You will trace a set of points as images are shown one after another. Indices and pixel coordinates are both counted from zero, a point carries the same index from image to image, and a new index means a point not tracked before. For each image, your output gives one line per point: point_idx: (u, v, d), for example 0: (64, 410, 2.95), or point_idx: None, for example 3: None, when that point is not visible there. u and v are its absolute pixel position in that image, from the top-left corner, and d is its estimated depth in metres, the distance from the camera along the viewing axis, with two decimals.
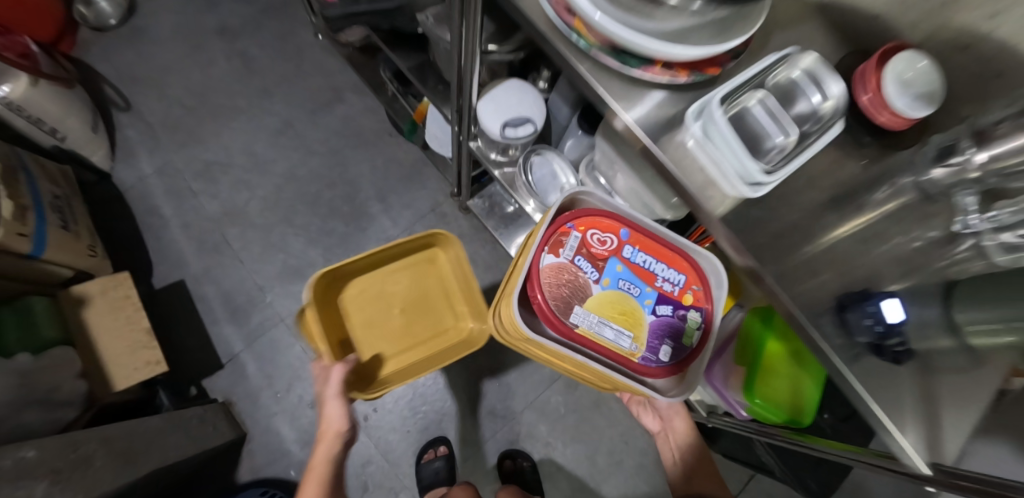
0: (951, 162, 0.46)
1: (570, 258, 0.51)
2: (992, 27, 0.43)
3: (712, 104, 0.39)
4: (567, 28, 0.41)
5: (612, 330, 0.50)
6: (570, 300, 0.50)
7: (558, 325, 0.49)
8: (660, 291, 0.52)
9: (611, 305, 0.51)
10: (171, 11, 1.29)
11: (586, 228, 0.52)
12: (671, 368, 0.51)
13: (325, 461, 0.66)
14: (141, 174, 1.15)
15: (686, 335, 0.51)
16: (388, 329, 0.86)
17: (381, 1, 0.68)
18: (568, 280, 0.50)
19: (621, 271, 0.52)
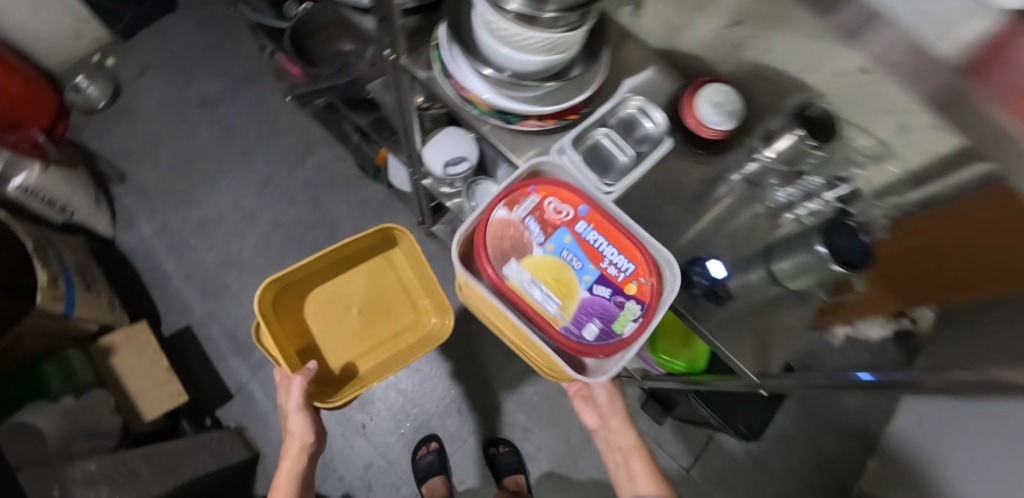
0: (757, 158, 0.63)
1: (519, 217, 0.54)
2: (768, 61, 0.61)
3: (564, 143, 0.59)
4: (465, 101, 0.59)
5: (542, 293, 0.52)
6: (507, 253, 0.53)
7: (489, 271, 0.53)
8: (603, 271, 0.53)
9: (548, 269, 0.53)
10: (155, 89, 1.45)
11: (545, 195, 0.55)
12: (595, 348, 0.53)
13: (289, 472, 0.77)
14: (142, 236, 1.29)
15: (618, 320, 0.53)
16: (348, 327, 1.01)
17: (337, 78, 0.87)
18: (511, 236, 0.54)
19: (568, 242, 0.54)
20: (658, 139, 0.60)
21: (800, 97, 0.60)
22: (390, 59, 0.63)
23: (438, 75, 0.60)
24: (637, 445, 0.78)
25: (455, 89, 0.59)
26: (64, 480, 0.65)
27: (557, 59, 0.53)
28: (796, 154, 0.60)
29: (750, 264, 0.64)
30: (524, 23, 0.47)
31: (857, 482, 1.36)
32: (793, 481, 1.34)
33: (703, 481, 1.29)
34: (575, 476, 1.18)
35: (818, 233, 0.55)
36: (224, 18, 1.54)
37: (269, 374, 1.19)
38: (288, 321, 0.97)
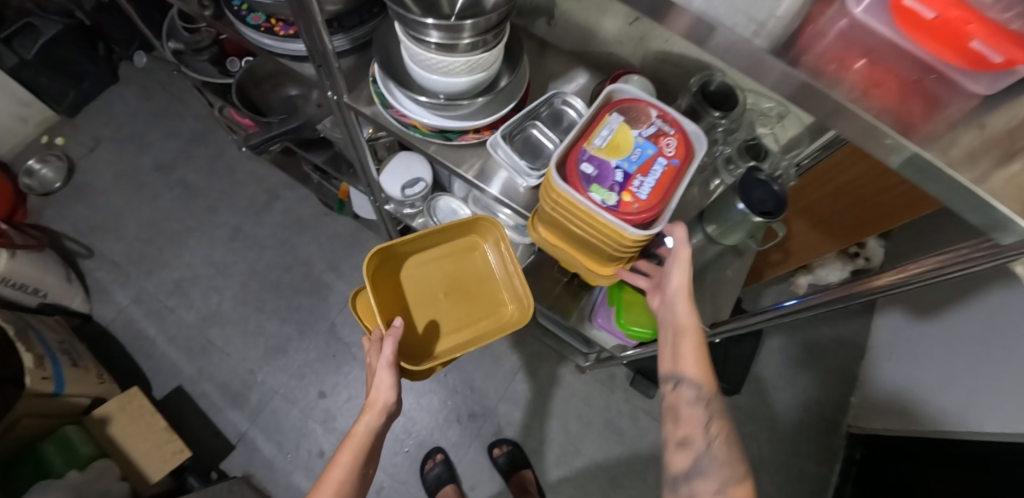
0: None
1: (655, 119, 0.51)
2: (670, 47, 0.68)
3: (498, 137, 0.62)
4: (408, 126, 0.65)
5: (603, 133, 0.50)
6: (625, 114, 0.52)
7: (607, 108, 0.53)
8: (631, 175, 0.48)
9: (621, 138, 0.50)
10: (109, 161, 1.46)
11: (680, 135, 0.51)
12: (574, 180, 0.49)
13: (363, 430, 0.61)
14: (119, 306, 1.30)
15: (602, 188, 0.49)
16: (431, 311, 0.80)
17: (288, 123, 0.91)
18: (639, 114, 0.52)
19: (647, 151, 0.49)
20: None
21: (701, 74, 0.66)
22: (334, 99, 0.68)
23: (379, 107, 0.66)
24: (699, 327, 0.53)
25: (397, 118, 0.65)
26: None
27: (481, 77, 0.59)
28: (707, 126, 0.66)
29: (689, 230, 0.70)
30: (446, 51, 0.53)
31: (845, 418, 1.44)
32: (785, 428, 1.42)
33: None
34: (581, 462, 1.23)
35: (735, 192, 0.62)
36: (168, 82, 1.57)
37: (268, 418, 1.21)
38: (385, 287, 0.78)
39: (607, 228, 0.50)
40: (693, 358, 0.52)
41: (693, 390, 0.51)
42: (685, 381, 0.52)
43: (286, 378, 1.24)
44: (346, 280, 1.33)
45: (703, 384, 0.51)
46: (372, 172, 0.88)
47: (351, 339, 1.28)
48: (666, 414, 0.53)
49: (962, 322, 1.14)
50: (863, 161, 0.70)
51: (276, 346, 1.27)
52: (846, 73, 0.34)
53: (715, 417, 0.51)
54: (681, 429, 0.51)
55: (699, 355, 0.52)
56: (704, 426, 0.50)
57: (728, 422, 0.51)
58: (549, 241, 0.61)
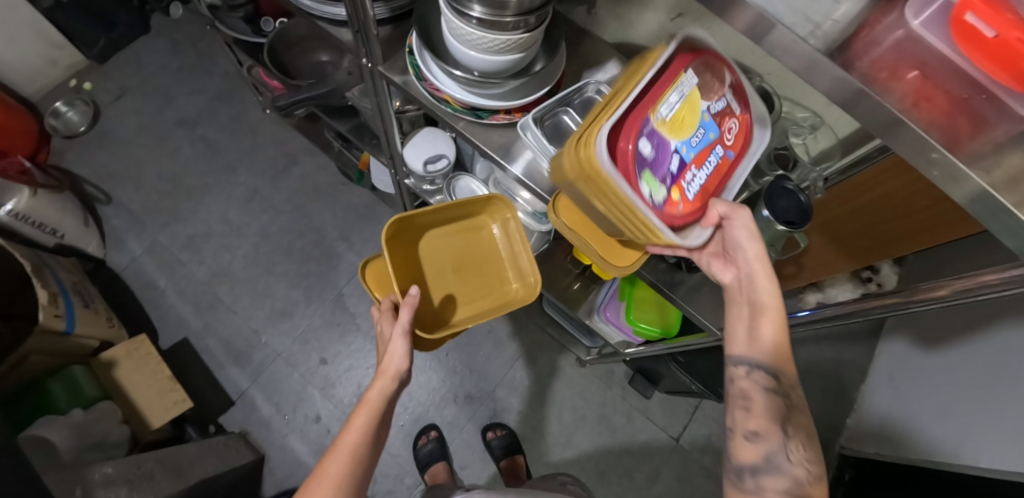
0: None
1: (719, 96, 0.48)
2: (710, 48, 0.67)
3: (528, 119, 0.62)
4: (440, 100, 0.65)
5: (666, 103, 0.42)
6: (684, 74, 0.43)
7: (678, 60, 0.43)
8: (688, 165, 0.46)
9: (681, 118, 0.44)
10: (134, 111, 1.48)
11: (723, 114, 0.48)
12: (629, 164, 0.41)
13: (377, 395, 0.60)
14: (133, 254, 1.32)
15: (656, 179, 0.43)
16: (444, 282, 0.80)
17: (317, 87, 0.91)
18: (707, 85, 0.46)
19: (702, 134, 0.46)
20: None
21: (739, 77, 0.65)
22: (368, 67, 0.68)
23: (414, 80, 0.66)
24: (780, 315, 0.51)
25: (430, 91, 0.65)
26: (85, 483, 0.72)
27: (519, 58, 0.58)
28: None
29: None
30: (488, 28, 0.52)
31: (838, 438, 1.45)
32: None
33: None
34: (571, 453, 1.24)
35: (761, 199, 0.61)
36: (198, 38, 1.58)
37: (268, 379, 1.23)
38: (399, 254, 0.78)
39: (643, 222, 0.45)
40: (773, 343, 0.50)
41: (767, 378, 0.49)
42: (759, 365, 0.50)
43: (290, 342, 1.26)
44: (356, 251, 1.34)
45: (779, 373, 0.49)
46: (396, 144, 0.88)
47: (357, 310, 1.29)
48: (735, 401, 0.50)
49: (968, 356, 1.13)
50: (904, 178, 0.63)
51: (282, 310, 1.28)
52: (898, 83, 0.33)
53: (792, 408, 0.48)
54: (754, 421, 0.48)
55: (776, 334, 0.50)
56: (780, 423, 0.47)
57: (803, 420, 0.48)
58: (567, 226, 0.59)
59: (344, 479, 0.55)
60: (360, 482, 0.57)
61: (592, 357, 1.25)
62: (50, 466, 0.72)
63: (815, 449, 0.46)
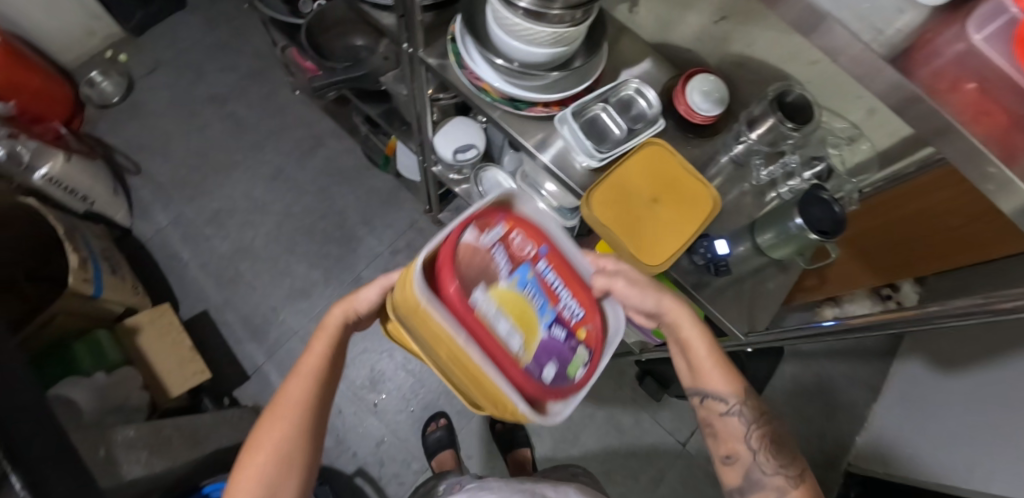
0: (742, 141, 0.68)
1: (486, 242, 0.49)
2: (752, 52, 0.67)
3: (566, 113, 0.62)
4: (479, 89, 0.65)
5: (506, 326, 0.47)
6: (475, 279, 0.47)
7: (451, 298, 0.45)
8: (558, 312, 0.50)
9: (512, 302, 0.47)
10: (167, 85, 1.50)
11: (512, 227, 0.51)
12: (548, 392, 0.49)
13: (335, 322, 0.58)
14: (158, 225, 1.34)
15: (572, 365, 0.50)
16: None
17: (352, 70, 0.91)
18: (478, 263, 0.48)
19: (531, 278, 0.49)
20: (652, 120, 0.65)
21: (779, 84, 0.64)
22: (408, 52, 0.69)
23: (454, 67, 0.66)
24: (712, 343, 0.56)
25: (470, 79, 0.65)
26: (109, 444, 0.74)
27: (562, 51, 0.58)
28: (777, 136, 0.65)
29: (736, 237, 0.69)
30: (534, 20, 0.52)
31: (845, 456, 1.43)
32: None
33: None
34: (577, 451, 1.25)
35: (795, 206, 0.60)
36: (233, 16, 1.60)
37: (283, 356, 1.25)
38: None
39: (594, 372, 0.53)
40: (715, 374, 0.55)
41: (722, 404, 0.55)
42: (711, 395, 0.56)
43: (307, 321, 1.27)
44: (376, 236, 1.35)
45: (730, 396, 0.55)
46: (427, 131, 0.89)
47: None
48: (705, 429, 0.58)
49: (987, 382, 1.11)
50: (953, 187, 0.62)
51: (301, 288, 1.30)
52: (958, 97, 0.33)
53: (752, 422, 0.55)
54: (726, 442, 0.56)
55: (713, 366, 0.56)
56: (745, 441, 0.55)
57: (764, 425, 0.55)
58: (599, 221, 0.60)
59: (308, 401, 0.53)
60: (322, 411, 0.55)
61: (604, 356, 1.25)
62: (76, 424, 0.74)
63: (781, 446, 0.54)
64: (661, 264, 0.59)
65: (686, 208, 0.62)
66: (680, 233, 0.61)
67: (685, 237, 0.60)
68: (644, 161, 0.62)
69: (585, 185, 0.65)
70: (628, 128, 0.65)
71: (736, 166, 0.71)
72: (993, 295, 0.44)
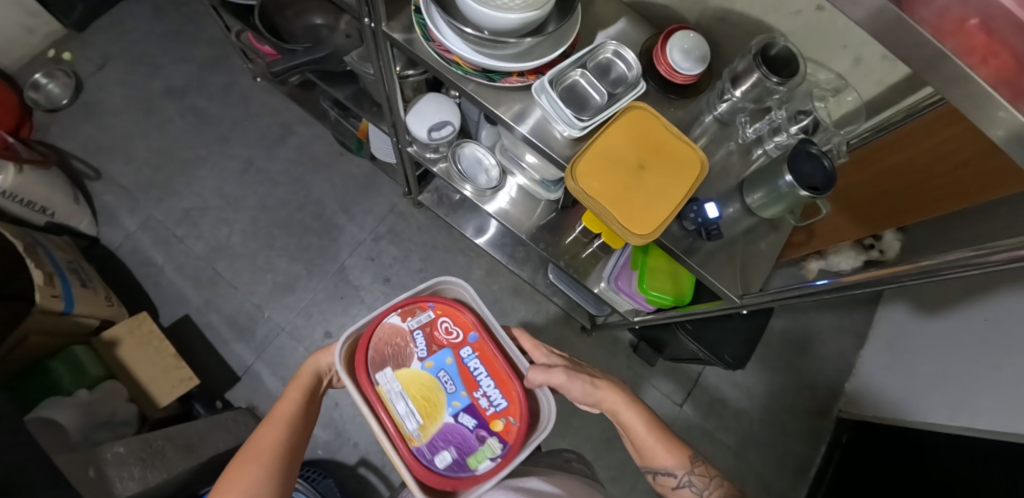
0: (727, 99, 0.65)
1: (410, 327, 0.61)
2: (731, 4, 0.64)
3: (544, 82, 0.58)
4: (449, 62, 0.61)
5: (407, 407, 0.57)
6: (387, 359, 0.59)
7: (364, 374, 0.58)
8: (473, 400, 0.59)
9: (419, 386, 0.58)
10: (119, 82, 1.41)
11: (441, 314, 0.62)
12: (443, 478, 0.55)
13: (310, 370, 0.66)
14: (127, 231, 1.29)
15: (474, 455, 0.56)
16: None
17: (313, 51, 0.85)
18: (395, 344, 0.60)
19: (448, 363, 0.60)
20: (633, 82, 0.62)
21: (762, 37, 0.61)
22: (370, 27, 0.64)
23: (421, 41, 0.62)
24: (654, 423, 0.63)
25: (438, 52, 0.61)
26: (98, 463, 0.72)
27: (534, 16, 0.54)
28: (763, 92, 0.62)
29: (725, 198, 0.67)
30: None
31: (835, 403, 1.48)
32: (778, 407, 1.45)
33: (696, 415, 1.41)
34: (577, 421, 1.26)
35: (785, 163, 0.58)
36: (182, 2, 1.49)
37: (273, 354, 1.22)
38: None
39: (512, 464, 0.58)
40: (663, 450, 0.61)
41: (674, 477, 0.60)
42: (662, 471, 0.61)
43: (293, 316, 1.24)
44: (358, 224, 1.31)
45: (681, 466, 0.60)
46: (399, 111, 0.85)
47: (360, 283, 1.27)
48: None
49: (969, 321, 1.14)
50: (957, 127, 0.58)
51: (284, 284, 1.26)
52: (963, 37, 0.30)
53: (704, 491, 0.58)
54: None
55: (655, 444, 0.62)
56: None
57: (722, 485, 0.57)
58: (586, 193, 0.57)
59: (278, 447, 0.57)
60: (290, 462, 0.58)
61: (596, 326, 1.26)
62: (61, 446, 0.71)
63: None
64: (652, 233, 0.57)
65: (673, 172, 0.60)
66: (669, 198, 0.59)
67: (674, 203, 0.58)
68: (628, 126, 0.60)
69: (567, 156, 0.62)
70: (610, 94, 0.62)
71: (721, 125, 0.69)
72: (986, 245, 0.42)
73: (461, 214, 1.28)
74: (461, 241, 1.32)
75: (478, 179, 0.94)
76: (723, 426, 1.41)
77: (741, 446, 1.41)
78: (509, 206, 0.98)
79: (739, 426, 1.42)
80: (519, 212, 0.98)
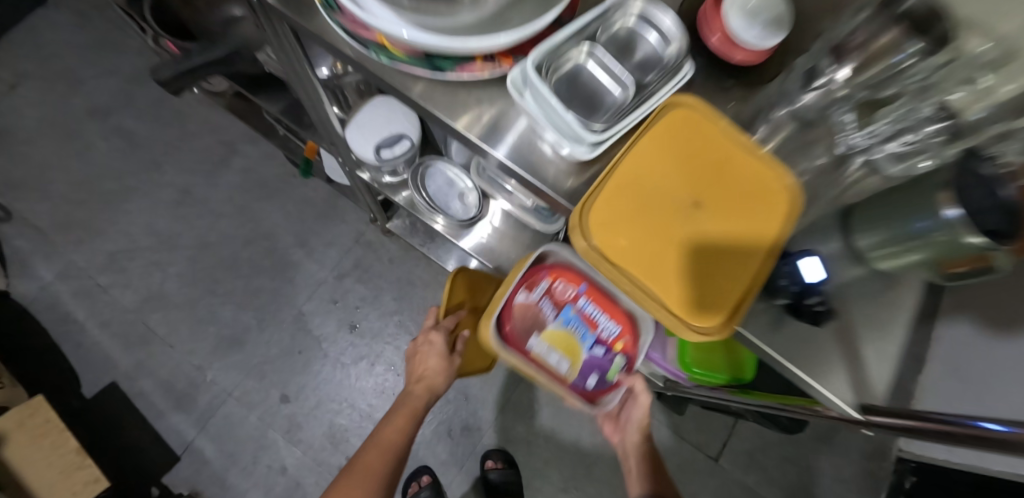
0: (817, 86, 0.42)
1: (535, 297, 0.55)
2: None
3: (528, 68, 0.34)
4: (369, 43, 0.37)
5: (556, 359, 0.54)
6: (526, 328, 0.55)
7: (513, 340, 0.55)
8: (599, 335, 0.55)
9: (560, 337, 0.54)
10: (33, 101, 1.18)
11: (554, 277, 0.55)
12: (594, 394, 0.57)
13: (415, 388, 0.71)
14: (42, 281, 1.06)
15: (609, 371, 0.56)
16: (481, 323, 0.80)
17: (213, 50, 0.62)
18: (528, 314, 0.55)
19: (575, 314, 0.55)
20: (673, 67, 0.38)
21: None
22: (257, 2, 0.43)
23: (323, 13, 0.38)
24: None
25: (350, 30, 0.37)
26: None
27: None
28: (885, 75, 0.39)
29: (815, 238, 0.43)
30: None
31: None
32: (830, 453, 1.22)
33: (734, 468, 1.18)
34: (592, 488, 1.04)
35: (943, 190, 0.35)
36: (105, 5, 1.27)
37: (219, 426, 0.99)
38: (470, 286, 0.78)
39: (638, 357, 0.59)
40: None
41: None
42: None
43: (242, 378, 1.02)
44: (317, 259, 1.08)
45: None
46: (334, 126, 0.62)
47: (322, 332, 1.04)
48: None
49: None
50: None
51: (230, 338, 1.04)
52: None
53: None
54: None
55: None
56: None
57: None
58: (609, 262, 0.34)
59: (397, 444, 0.64)
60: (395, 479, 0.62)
61: None
62: None
63: None
64: (710, 326, 0.34)
65: (744, 211, 0.35)
66: (737, 261, 0.35)
67: (749, 268, 0.35)
68: (673, 142, 0.36)
69: (570, 189, 0.39)
70: (635, 87, 0.38)
71: (803, 125, 0.45)
72: None
73: (440, 245, 1.03)
74: (442, 272, 1.08)
75: (450, 207, 0.73)
76: (768, 480, 1.18)
77: None
78: (491, 238, 0.77)
79: (785, 477, 1.19)
80: (506, 245, 0.78)
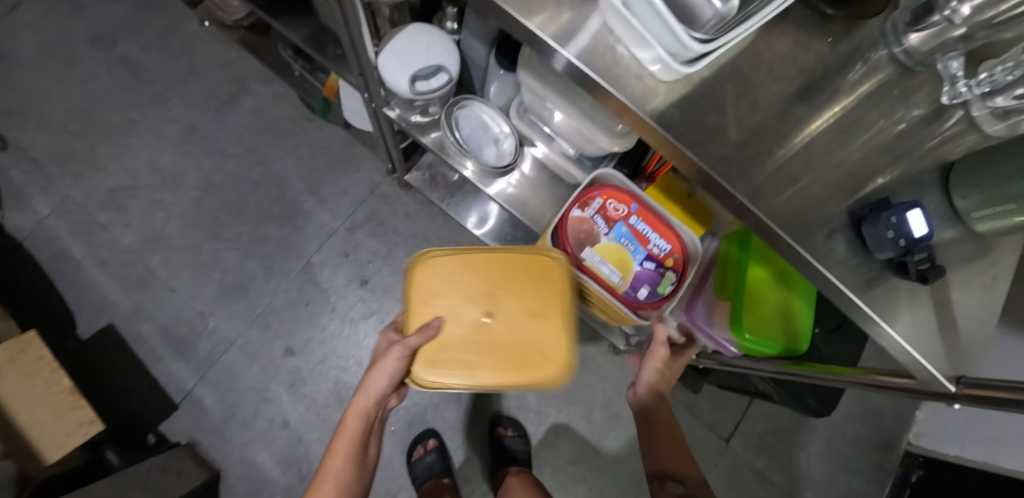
0: (928, 23, 0.36)
1: (589, 215, 0.60)
2: None
3: None
4: None
5: (608, 268, 0.59)
6: (581, 242, 0.59)
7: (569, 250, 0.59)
8: (649, 252, 0.59)
9: (612, 251, 0.59)
10: (32, 25, 1.10)
11: (607, 197, 0.60)
12: (643, 306, 0.59)
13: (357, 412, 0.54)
14: (38, 216, 1.00)
15: (662, 283, 0.59)
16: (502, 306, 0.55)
17: None
18: (584, 231, 0.59)
19: (624, 232, 0.59)
20: None
21: None
22: None
23: None
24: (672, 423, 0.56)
25: None
26: None
27: None
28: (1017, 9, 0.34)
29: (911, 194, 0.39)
30: None
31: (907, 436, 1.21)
32: (840, 441, 1.20)
33: (745, 450, 1.16)
34: (602, 462, 1.02)
35: None
36: None
37: (221, 375, 0.96)
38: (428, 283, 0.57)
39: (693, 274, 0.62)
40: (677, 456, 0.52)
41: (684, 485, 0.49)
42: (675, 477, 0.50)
43: (245, 327, 0.98)
44: (329, 209, 1.03)
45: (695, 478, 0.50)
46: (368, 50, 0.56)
47: (331, 285, 1.00)
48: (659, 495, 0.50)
49: None
50: None
51: (235, 284, 0.99)
52: None
53: None
54: None
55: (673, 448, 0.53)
56: None
57: None
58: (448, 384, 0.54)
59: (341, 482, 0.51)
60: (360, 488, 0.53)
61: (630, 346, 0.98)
62: None
63: None
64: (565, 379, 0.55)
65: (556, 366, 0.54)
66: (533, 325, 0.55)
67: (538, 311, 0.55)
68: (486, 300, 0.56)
69: (656, 110, 0.35)
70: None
71: (901, 71, 0.40)
72: None
73: (461, 200, 1.02)
74: (459, 231, 1.04)
75: (482, 152, 0.68)
76: (777, 465, 1.17)
77: (794, 488, 1.17)
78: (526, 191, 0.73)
79: (793, 463, 1.18)
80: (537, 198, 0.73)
